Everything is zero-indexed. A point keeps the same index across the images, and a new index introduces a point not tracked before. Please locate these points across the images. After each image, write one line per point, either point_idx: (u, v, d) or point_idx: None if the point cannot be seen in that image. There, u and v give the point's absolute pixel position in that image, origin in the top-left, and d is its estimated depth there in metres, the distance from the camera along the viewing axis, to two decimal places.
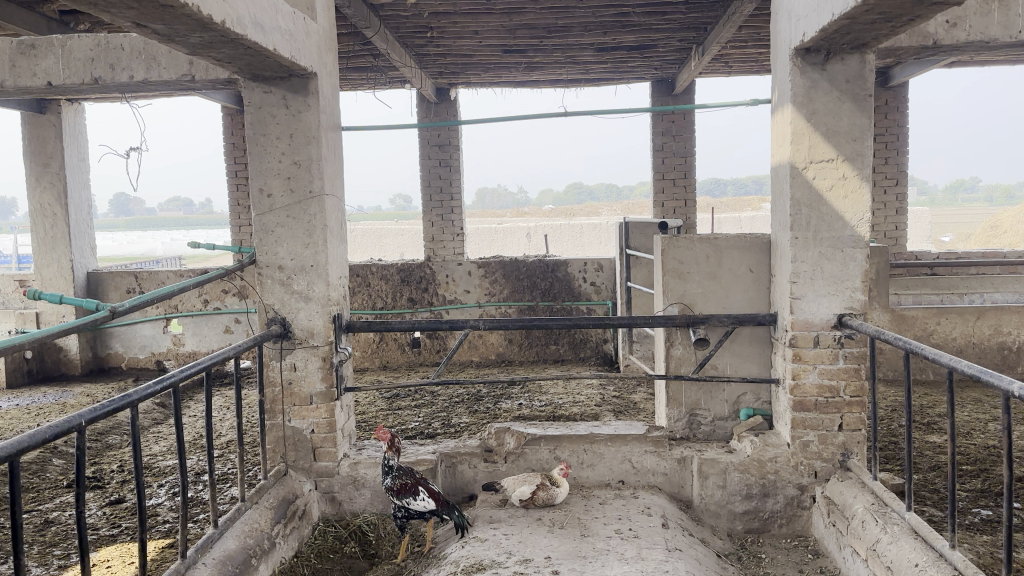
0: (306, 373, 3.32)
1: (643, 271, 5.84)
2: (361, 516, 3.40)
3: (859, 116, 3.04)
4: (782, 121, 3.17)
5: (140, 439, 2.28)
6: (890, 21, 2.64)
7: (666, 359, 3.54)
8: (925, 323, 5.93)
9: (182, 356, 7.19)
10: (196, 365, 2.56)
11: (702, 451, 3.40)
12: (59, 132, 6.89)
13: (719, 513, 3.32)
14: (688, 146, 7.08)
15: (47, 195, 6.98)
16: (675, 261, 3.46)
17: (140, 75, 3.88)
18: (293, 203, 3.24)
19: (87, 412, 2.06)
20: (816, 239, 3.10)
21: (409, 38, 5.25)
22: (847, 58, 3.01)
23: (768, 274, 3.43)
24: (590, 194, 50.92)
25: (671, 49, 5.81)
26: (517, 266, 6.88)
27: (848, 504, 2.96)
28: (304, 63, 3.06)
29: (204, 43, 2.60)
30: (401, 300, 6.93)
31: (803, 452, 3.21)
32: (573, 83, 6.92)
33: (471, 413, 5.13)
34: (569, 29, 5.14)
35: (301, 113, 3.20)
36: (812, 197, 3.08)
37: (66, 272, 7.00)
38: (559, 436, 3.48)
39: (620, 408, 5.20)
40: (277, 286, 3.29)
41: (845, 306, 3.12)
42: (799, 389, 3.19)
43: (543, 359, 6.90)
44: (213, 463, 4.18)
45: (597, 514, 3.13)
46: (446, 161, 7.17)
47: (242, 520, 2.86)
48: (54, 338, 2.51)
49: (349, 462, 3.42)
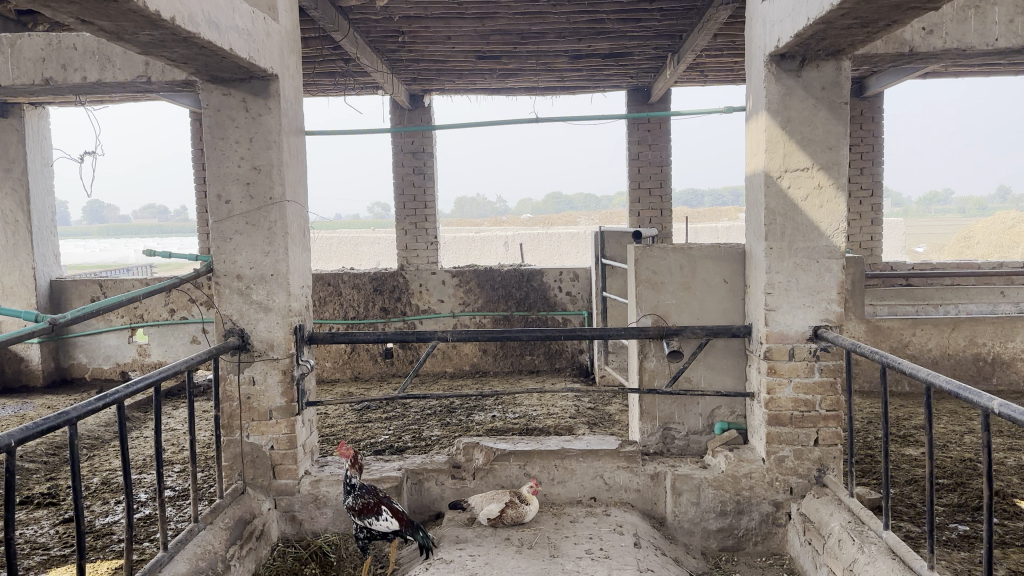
0: (265, 387, 3.20)
1: (618, 281, 5.76)
2: (322, 535, 3.28)
3: (835, 124, 2.98)
4: (756, 128, 3.10)
5: (78, 459, 2.13)
6: (866, 27, 2.58)
7: (639, 371, 3.45)
8: (901, 334, 5.90)
9: (147, 366, 7.00)
10: (144, 380, 2.43)
11: (676, 466, 3.30)
12: (21, 136, 6.68)
13: (693, 531, 3.22)
14: (664, 155, 7.03)
15: (9, 201, 6.76)
16: (648, 271, 3.37)
17: (93, 76, 3.77)
18: (252, 209, 3.12)
19: (20, 431, 1.92)
20: (791, 249, 3.02)
21: (381, 42, 5.14)
22: (822, 65, 2.95)
23: (742, 285, 3.35)
24: (568, 203, 50.97)
25: (646, 57, 5.75)
26: (492, 275, 6.78)
27: (824, 522, 2.87)
28: (264, 65, 2.94)
29: (155, 42, 2.47)
30: (373, 310, 6.80)
31: (778, 467, 3.13)
32: (549, 90, 6.84)
33: (444, 426, 5.00)
34: (543, 35, 5.05)
35: (261, 116, 3.08)
36: (787, 206, 3.01)
37: (28, 279, 6.79)
38: (529, 451, 3.37)
39: (595, 420, 5.11)
40: (235, 296, 3.16)
41: (821, 317, 3.05)
42: (774, 403, 3.11)
43: (518, 370, 6.80)
44: (173, 480, 4.04)
45: (566, 533, 3.03)
46: (420, 169, 7.06)
47: (194, 542, 2.72)
48: (21, 343, 2.48)
49: (311, 479, 3.30)
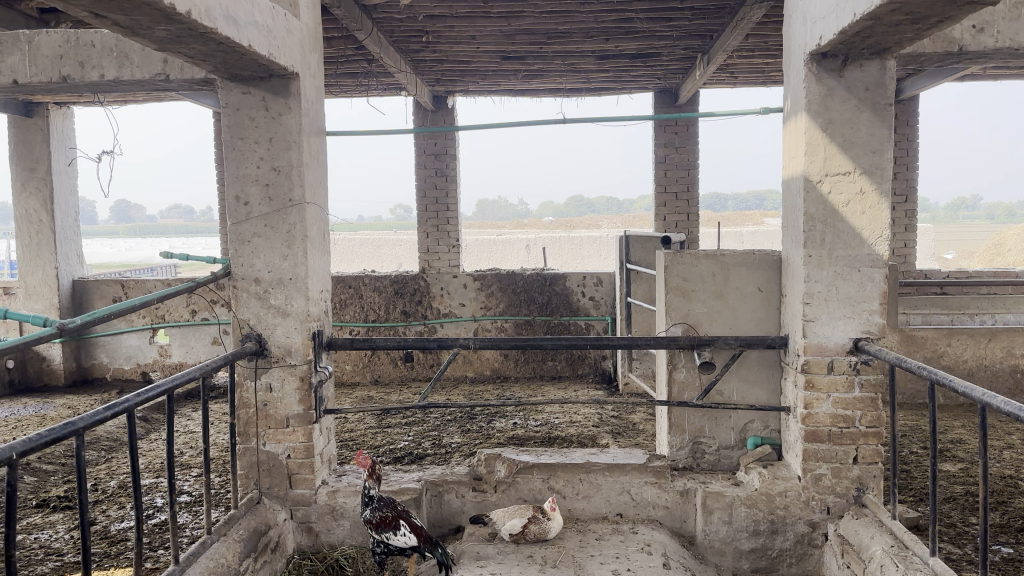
0: (282, 394, 3.11)
1: (644, 287, 5.62)
2: (339, 548, 3.18)
3: (878, 126, 2.84)
4: (795, 130, 2.97)
5: (84, 470, 2.05)
6: (916, 23, 2.44)
7: (668, 382, 3.32)
8: (935, 344, 5.72)
9: (168, 367, 6.95)
10: (156, 387, 2.34)
11: (706, 483, 3.17)
12: (46, 136, 6.69)
13: (724, 551, 3.09)
14: (692, 158, 6.88)
15: (34, 201, 6.77)
16: (678, 278, 3.25)
17: (111, 74, 3.69)
18: (272, 211, 3.02)
19: (23, 442, 1.83)
20: (831, 257, 2.89)
21: (405, 42, 5.06)
22: (865, 64, 2.81)
23: (778, 294, 3.21)
24: (590, 207, 50.71)
25: (676, 58, 5.62)
26: (514, 279, 6.65)
27: (864, 545, 2.73)
28: (284, 62, 2.85)
29: (171, 38, 2.39)
30: (394, 313, 6.72)
31: (815, 486, 2.99)
32: (574, 92, 6.73)
33: (464, 433, 4.89)
34: (570, 35, 4.94)
35: (281, 116, 2.99)
36: (827, 212, 2.87)
37: (50, 279, 6.76)
38: (553, 464, 3.25)
39: (619, 429, 4.98)
40: (253, 300, 3.07)
41: (862, 329, 2.91)
42: (812, 419, 2.97)
43: (539, 375, 6.68)
44: (190, 486, 3.96)
45: (592, 552, 2.90)
46: (443, 171, 6.96)
47: (206, 555, 2.63)
48: (39, 345, 2.37)
49: (328, 489, 3.20)
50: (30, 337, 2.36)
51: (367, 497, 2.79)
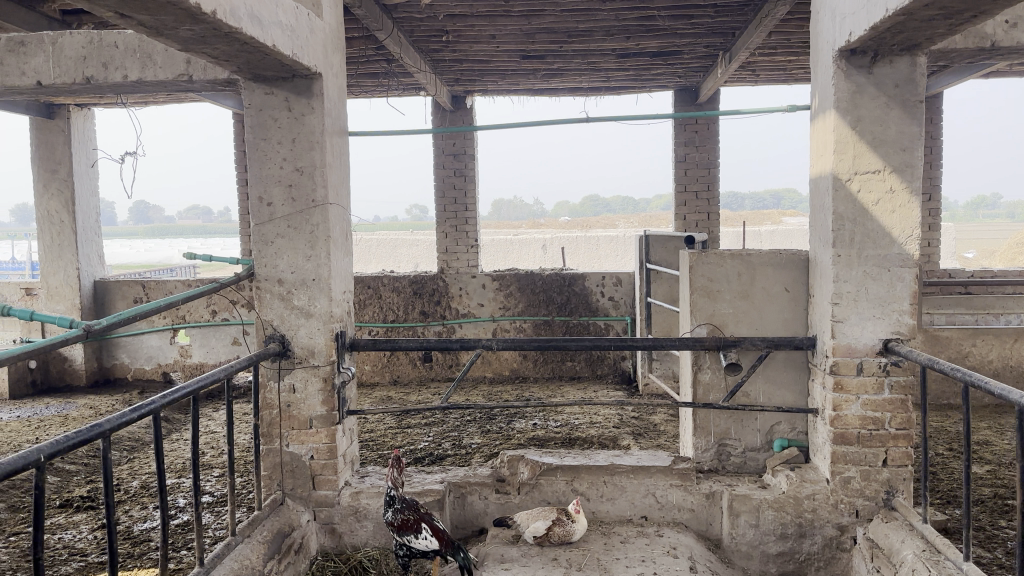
0: (305, 395, 3.10)
1: (665, 287, 5.58)
2: (362, 549, 3.17)
3: (908, 123, 2.80)
4: (823, 128, 2.93)
5: (111, 472, 2.04)
6: (949, 18, 2.40)
7: (693, 384, 3.29)
8: (960, 344, 5.64)
9: (188, 367, 6.97)
10: (182, 389, 2.34)
11: (733, 486, 3.13)
12: (67, 137, 6.73)
13: (751, 554, 3.05)
14: (712, 156, 6.84)
15: (56, 202, 6.81)
16: (704, 278, 3.22)
17: (135, 74, 3.69)
18: (295, 212, 3.02)
19: (51, 444, 1.83)
20: (861, 257, 2.84)
21: (424, 42, 5.04)
22: (895, 61, 2.77)
23: (805, 295, 3.17)
24: (606, 206, 50.60)
25: (696, 56, 5.57)
26: (533, 279, 6.63)
27: (895, 549, 2.68)
28: (308, 62, 2.84)
29: (196, 38, 2.38)
30: (413, 313, 6.71)
31: (844, 489, 2.95)
32: (594, 91, 6.70)
33: (484, 433, 4.88)
34: (590, 33, 4.91)
35: (305, 116, 2.98)
36: (856, 211, 2.83)
37: (71, 280, 6.81)
38: (577, 466, 3.22)
39: (640, 430, 4.94)
40: (277, 301, 3.07)
41: (891, 330, 2.86)
42: (840, 421, 2.93)
43: (558, 376, 6.65)
44: (212, 486, 3.96)
45: (617, 555, 2.87)
46: (461, 171, 6.94)
47: (231, 557, 2.62)
48: (65, 346, 2.37)
49: (351, 490, 3.19)
50: (59, 338, 2.36)
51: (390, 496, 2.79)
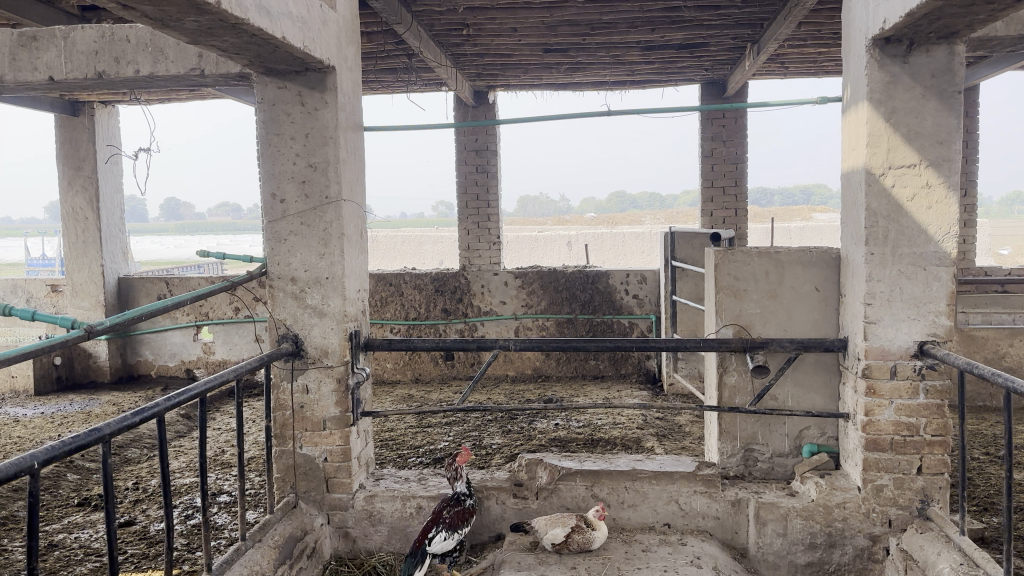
0: (319, 396, 3.03)
1: (690, 285, 5.45)
2: (376, 554, 3.11)
3: (946, 115, 2.66)
4: (855, 120, 2.80)
5: (111, 478, 1.98)
6: (991, 3, 2.26)
7: (718, 387, 3.17)
8: (997, 345, 5.46)
9: (211, 365, 6.96)
10: (188, 391, 2.28)
11: (760, 493, 3.02)
12: (92, 135, 6.75)
13: (778, 565, 2.94)
14: (740, 152, 6.69)
15: (79, 198, 6.83)
16: (730, 277, 3.10)
17: (146, 69, 3.70)
18: (308, 209, 2.94)
19: (46, 451, 1.76)
20: (895, 255, 2.72)
21: (445, 36, 4.95)
22: (933, 50, 2.64)
23: (836, 294, 3.05)
24: (632, 203, 50.28)
25: (723, 48, 5.43)
26: (555, 276, 6.52)
27: (930, 562, 2.55)
28: (320, 56, 2.76)
29: (203, 29, 2.31)
30: (434, 311, 6.64)
31: (876, 497, 2.82)
32: (618, 85, 6.58)
33: (504, 434, 4.79)
34: (614, 26, 4.79)
35: (318, 111, 2.91)
36: (890, 207, 2.71)
37: (96, 276, 6.82)
38: (597, 471, 3.12)
39: (664, 432, 4.83)
40: (290, 300, 3.00)
41: (927, 332, 2.73)
42: (873, 427, 2.81)
43: (581, 375, 6.56)
44: (230, 485, 3.92)
45: (638, 564, 2.76)
46: (484, 167, 6.85)
47: (240, 563, 2.55)
48: (68, 347, 2.29)
49: (365, 494, 3.13)
50: (61, 337, 2.29)
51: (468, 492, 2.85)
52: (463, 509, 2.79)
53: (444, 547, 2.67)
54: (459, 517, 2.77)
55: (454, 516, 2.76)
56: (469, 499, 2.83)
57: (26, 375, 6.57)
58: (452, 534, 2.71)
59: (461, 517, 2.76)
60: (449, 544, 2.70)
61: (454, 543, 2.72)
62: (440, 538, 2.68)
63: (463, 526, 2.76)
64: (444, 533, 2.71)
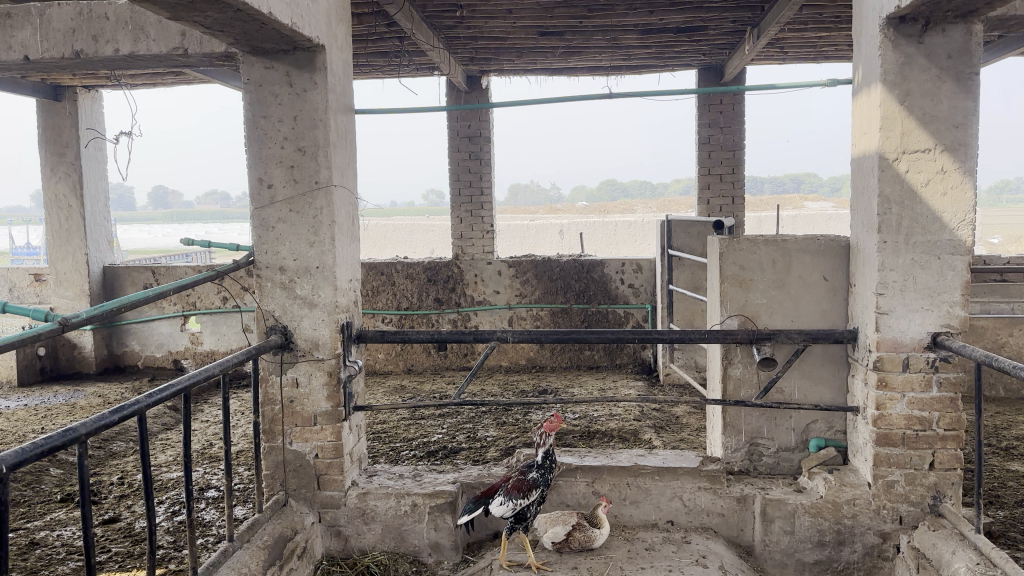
0: (309, 390, 2.92)
1: (686, 274, 5.35)
2: (369, 554, 3.01)
3: (962, 98, 2.56)
4: (867, 102, 2.69)
5: (86, 481, 1.86)
6: None
7: (723, 379, 3.07)
8: (997, 334, 5.38)
9: (200, 355, 6.82)
10: (168, 388, 2.16)
11: (766, 489, 2.93)
12: (74, 119, 6.57)
13: (785, 563, 2.86)
14: (737, 138, 6.58)
15: (62, 185, 6.65)
16: (735, 266, 3.00)
17: (126, 48, 3.56)
18: (297, 195, 2.82)
19: (14, 454, 1.64)
20: (908, 243, 2.62)
21: (438, 18, 4.82)
22: (948, 29, 2.54)
23: (846, 284, 2.95)
24: (623, 191, 50.18)
25: (722, 32, 5.32)
26: (550, 265, 6.40)
27: (944, 561, 2.46)
28: (310, 33, 2.63)
29: (184, 4, 2.18)
30: (427, 300, 6.53)
31: (887, 493, 2.74)
32: (615, 70, 6.46)
33: (499, 425, 4.69)
34: (612, 7, 4.66)
35: (307, 92, 2.78)
36: (903, 193, 2.60)
37: (80, 265, 6.66)
38: (598, 467, 3.02)
39: (661, 424, 4.75)
40: (279, 291, 2.88)
41: (941, 323, 2.63)
42: (884, 420, 2.71)
43: (576, 365, 6.46)
44: (218, 480, 3.80)
45: (642, 564, 2.66)
46: (476, 154, 6.72)
47: (228, 565, 2.43)
48: (38, 341, 2.17)
49: (358, 491, 3.02)
50: (32, 332, 2.16)
51: (539, 460, 2.67)
52: (527, 479, 2.63)
53: (495, 511, 2.61)
54: (521, 485, 2.62)
55: (517, 484, 2.62)
56: (535, 470, 2.64)
57: (9, 366, 6.42)
58: (507, 502, 2.60)
59: (522, 486, 2.61)
60: (504, 511, 2.61)
61: (511, 511, 2.61)
62: (497, 503, 2.62)
63: (522, 497, 2.60)
64: (502, 498, 2.62)
